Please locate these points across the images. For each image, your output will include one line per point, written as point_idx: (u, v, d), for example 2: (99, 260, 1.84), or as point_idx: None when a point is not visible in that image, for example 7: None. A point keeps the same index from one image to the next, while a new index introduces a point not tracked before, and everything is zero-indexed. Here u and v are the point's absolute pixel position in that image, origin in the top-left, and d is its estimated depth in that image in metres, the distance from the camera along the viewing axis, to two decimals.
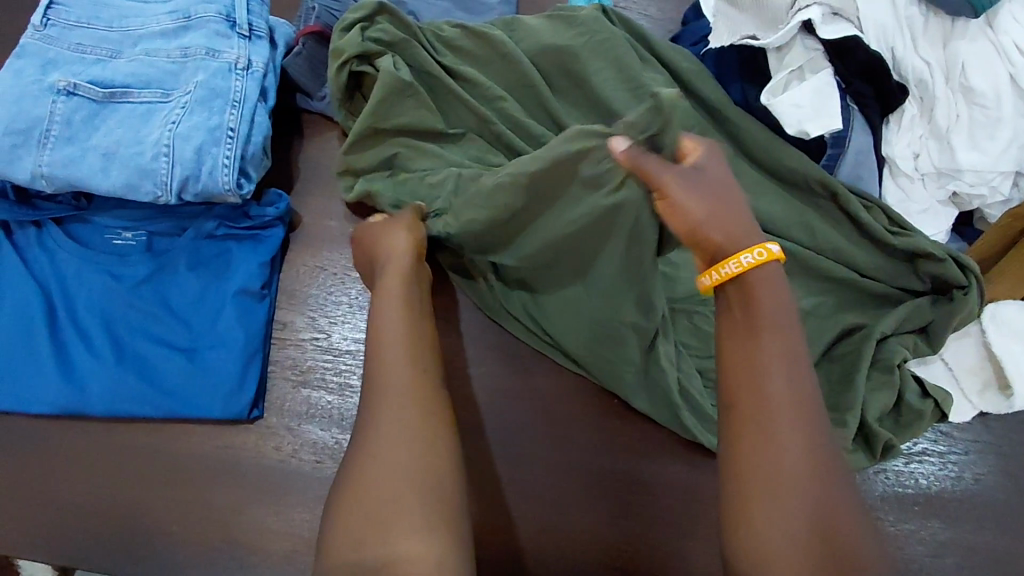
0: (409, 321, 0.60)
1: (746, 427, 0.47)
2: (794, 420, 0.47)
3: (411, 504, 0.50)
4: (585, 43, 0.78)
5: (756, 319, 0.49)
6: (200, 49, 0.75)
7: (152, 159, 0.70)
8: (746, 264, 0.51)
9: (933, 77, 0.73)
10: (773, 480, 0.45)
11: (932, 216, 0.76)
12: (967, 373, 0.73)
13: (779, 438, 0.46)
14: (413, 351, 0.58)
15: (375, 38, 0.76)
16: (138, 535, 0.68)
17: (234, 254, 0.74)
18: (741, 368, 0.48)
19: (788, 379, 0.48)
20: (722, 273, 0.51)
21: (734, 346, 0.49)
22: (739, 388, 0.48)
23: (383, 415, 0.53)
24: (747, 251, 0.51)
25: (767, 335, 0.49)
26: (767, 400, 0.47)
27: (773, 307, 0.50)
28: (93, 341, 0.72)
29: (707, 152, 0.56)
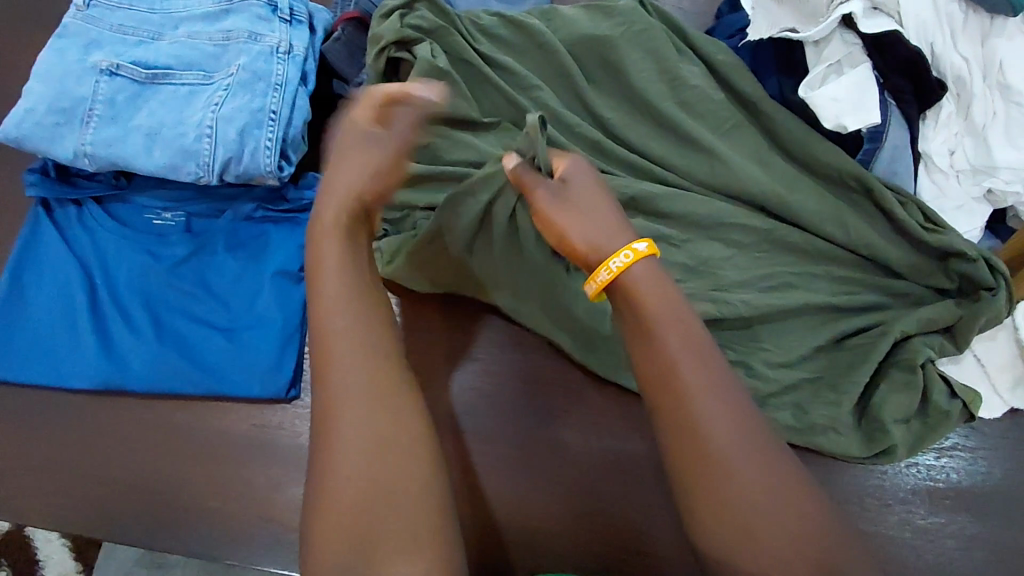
0: (353, 299, 0.53)
1: (676, 423, 0.47)
2: (718, 410, 0.47)
3: (391, 519, 0.48)
4: (623, 33, 0.78)
5: (647, 319, 0.49)
6: (242, 32, 0.75)
7: (195, 140, 0.71)
8: (616, 269, 0.51)
9: (971, 75, 0.74)
10: (718, 472, 0.45)
11: (966, 213, 0.76)
12: (999, 369, 0.72)
13: (707, 429, 0.46)
14: (375, 352, 0.52)
15: (414, 25, 0.76)
16: (176, 510, 0.69)
17: (272, 236, 0.75)
18: (659, 371, 0.48)
19: (705, 365, 0.48)
20: (597, 281, 0.52)
21: (642, 354, 0.49)
22: (656, 385, 0.48)
23: (340, 426, 0.50)
24: (615, 255, 0.52)
25: (669, 328, 0.49)
26: (687, 393, 0.47)
27: (657, 308, 0.49)
28: (132, 318, 0.73)
29: (574, 165, 0.57)
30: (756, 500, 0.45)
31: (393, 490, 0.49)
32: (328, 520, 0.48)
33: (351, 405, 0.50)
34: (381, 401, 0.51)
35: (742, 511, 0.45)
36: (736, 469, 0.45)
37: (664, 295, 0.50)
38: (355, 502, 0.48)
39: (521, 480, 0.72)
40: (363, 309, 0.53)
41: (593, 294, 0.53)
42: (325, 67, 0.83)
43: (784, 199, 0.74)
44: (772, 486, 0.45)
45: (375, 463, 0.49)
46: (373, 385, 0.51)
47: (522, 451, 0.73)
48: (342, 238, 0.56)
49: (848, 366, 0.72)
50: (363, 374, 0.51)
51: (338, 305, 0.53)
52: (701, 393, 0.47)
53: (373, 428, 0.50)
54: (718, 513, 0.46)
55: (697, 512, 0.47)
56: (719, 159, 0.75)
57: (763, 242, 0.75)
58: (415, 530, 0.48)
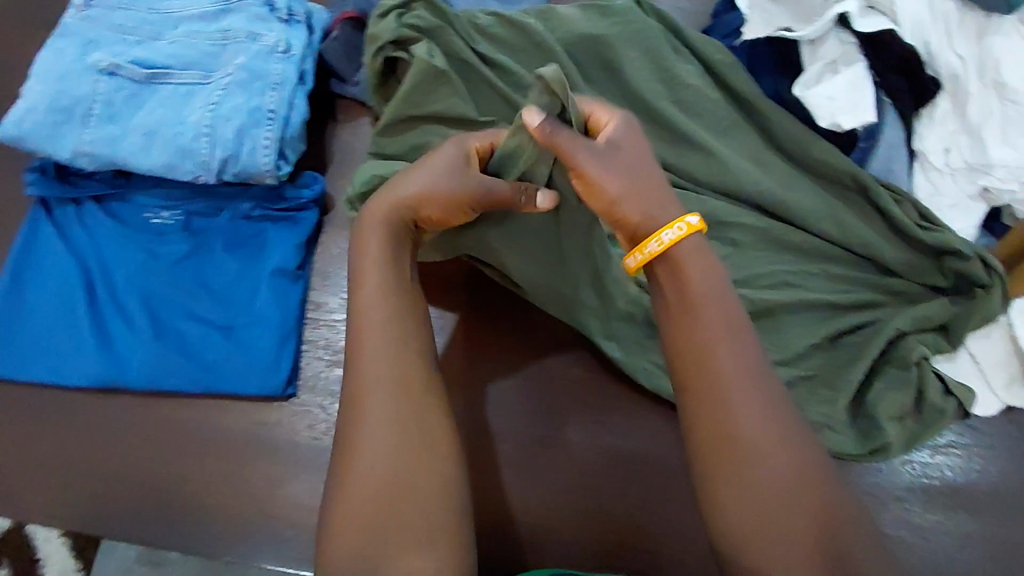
0: (390, 297, 0.57)
1: (702, 400, 0.50)
2: (745, 391, 0.49)
3: (407, 509, 0.51)
4: (619, 33, 0.78)
5: (688, 297, 0.52)
6: (241, 32, 0.76)
7: (193, 139, 0.71)
8: (668, 241, 0.52)
9: (966, 73, 0.74)
10: (740, 450, 0.48)
11: (962, 210, 0.75)
12: (994, 367, 0.72)
13: (733, 409, 0.49)
14: (405, 348, 0.55)
15: (411, 24, 0.76)
16: (175, 507, 0.69)
17: (270, 235, 0.76)
18: (690, 354, 0.51)
19: (739, 349, 0.51)
20: (646, 252, 0.53)
21: (678, 331, 0.51)
22: (685, 363, 0.51)
23: (368, 413, 0.53)
24: (668, 227, 0.53)
25: (707, 310, 0.51)
26: (718, 374, 0.50)
27: (697, 287, 0.52)
28: (131, 317, 0.73)
29: (621, 126, 0.56)
30: (770, 482, 0.47)
31: (410, 478, 0.51)
32: (347, 501, 0.51)
33: (383, 396, 0.53)
34: (408, 393, 0.54)
35: (757, 489, 0.47)
36: (754, 450, 0.48)
37: (705, 277, 0.52)
38: (376, 486, 0.51)
39: (518, 476, 0.72)
40: (400, 309, 0.57)
41: (636, 265, 0.54)
42: (323, 67, 0.83)
43: (779, 197, 0.75)
44: (787, 469, 0.48)
45: (398, 452, 0.52)
46: (400, 378, 0.54)
47: (521, 449, 0.73)
48: (384, 241, 0.59)
49: (844, 364, 0.72)
50: (393, 367, 0.54)
51: (378, 301, 0.56)
52: (731, 376, 0.49)
53: (397, 418, 0.53)
54: (732, 493, 0.48)
55: (710, 487, 0.49)
56: (714, 157, 0.76)
57: (759, 240, 0.75)
58: (425, 517, 0.51)
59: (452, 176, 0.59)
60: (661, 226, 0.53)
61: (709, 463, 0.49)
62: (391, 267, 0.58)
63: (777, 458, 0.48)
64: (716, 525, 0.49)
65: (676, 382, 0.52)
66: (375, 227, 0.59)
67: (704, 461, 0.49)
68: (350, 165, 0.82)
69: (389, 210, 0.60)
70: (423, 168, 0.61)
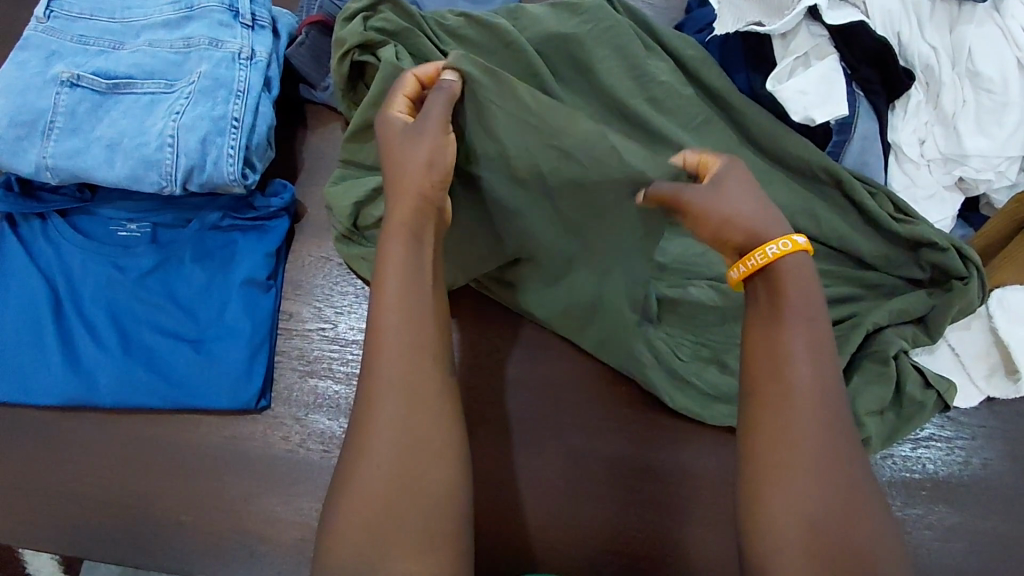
0: (409, 299, 0.54)
1: (770, 404, 0.50)
2: (812, 410, 0.50)
3: (403, 520, 0.49)
4: (590, 30, 0.77)
5: (778, 309, 0.52)
6: (203, 39, 0.74)
7: (156, 149, 0.70)
8: (771, 255, 0.53)
9: (939, 62, 0.72)
10: (782, 464, 0.49)
11: (937, 202, 0.75)
12: (972, 358, 0.73)
13: (797, 422, 0.50)
14: (416, 351, 0.54)
15: (378, 28, 0.75)
16: (148, 524, 0.68)
17: (240, 246, 0.74)
18: (770, 359, 0.51)
19: (806, 362, 0.51)
20: (749, 265, 0.54)
21: (760, 338, 0.52)
22: (762, 374, 0.52)
23: (382, 418, 0.51)
24: (773, 242, 0.53)
25: (797, 325, 0.52)
26: (793, 389, 0.50)
27: (794, 298, 0.52)
28: (99, 332, 0.72)
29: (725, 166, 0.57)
30: (803, 509, 0.48)
31: (416, 487, 0.50)
32: (355, 503, 0.50)
33: (393, 401, 0.52)
34: (418, 398, 0.53)
35: (798, 497, 0.48)
36: (795, 463, 0.49)
37: (806, 290, 0.52)
38: (378, 496, 0.50)
39: (498, 484, 0.71)
40: (416, 310, 0.55)
41: (739, 277, 0.55)
42: (290, 73, 0.82)
43: None
44: (817, 481, 0.48)
45: (405, 458, 0.51)
46: (408, 384, 0.53)
47: (503, 455, 0.72)
48: (409, 241, 0.56)
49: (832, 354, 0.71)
50: (408, 372, 0.53)
51: (394, 302, 0.54)
52: (771, 395, 0.51)
53: (406, 427, 0.52)
54: (784, 501, 0.48)
55: (751, 498, 0.50)
56: None
57: None
58: (426, 530, 0.50)
59: (409, 130, 0.58)
60: (765, 241, 0.54)
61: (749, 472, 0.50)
62: (413, 263, 0.56)
63: (805, 477, 0.48)
64: (752, 532, 0.49)
65: (748, 383, 0.52)
66: (394, 228, 0.56)
67: (753, 463, 0.50)
68: (321, 172, 0.81)
69: (411, 200, 0.57)
70: (394, 146, 0.58)
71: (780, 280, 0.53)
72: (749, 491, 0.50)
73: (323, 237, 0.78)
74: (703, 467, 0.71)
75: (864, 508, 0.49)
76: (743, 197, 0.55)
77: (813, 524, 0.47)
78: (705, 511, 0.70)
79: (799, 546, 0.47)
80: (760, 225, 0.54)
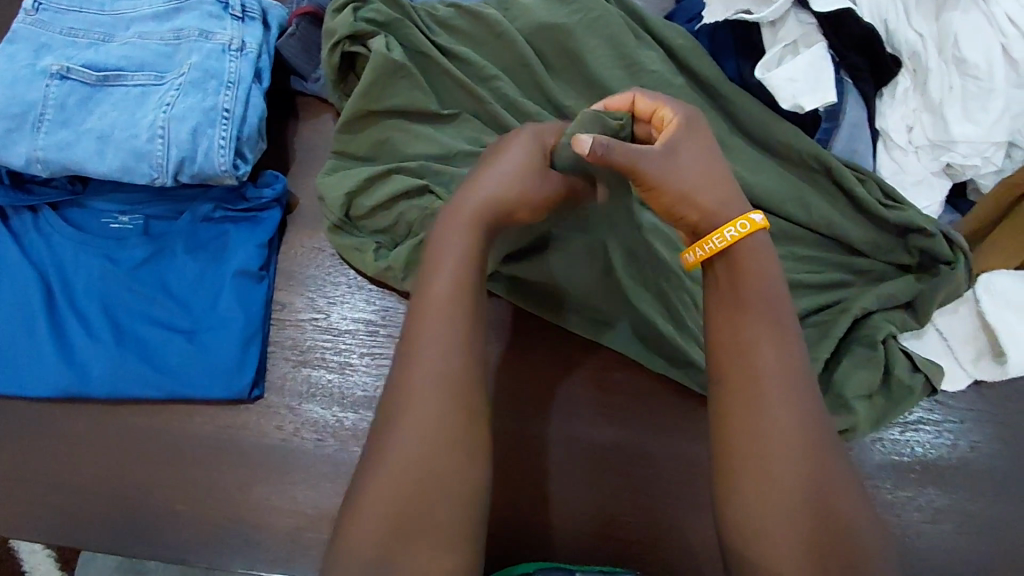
0: (457, 299, 0.54)
1: (738, 388, 0.51)
2: (781, 392, 0.50)
3: (414, 522, 0.49)
4: (580, 21, 0.77)
5: (743, 296, 0.53)
6: (193, 31, 0.74)
7: (147, 141, 0.70)
8: (729, 238, 0.54)
9: (926, 49, 0.73)
10: (759, 448, 0.49)
11: (926, 187, 0.75)
12: (961, 342, 0.73)
13: (768, 408, 0.50)
14: (449, 349, 0.53)
15: (368, 18, 0.75)
16: (143, 514, 0.68)
17: (232, 237, 0.74)
18: (734, 344, 0.52)
19: (771, 346, 0.52)
20: (708, 249, 0.55)
21: (725, 321, 0.53)
22: (729, 357, 0.52)
23: (415, 405, 0.52)
24: (731, 225, 0.55)
25: (754, 312, 0.53)
26: (760, 374, 0.51)
27: (753, 283, 0.54)
28: (91, 325, 0.72)
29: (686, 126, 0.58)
30: (774, 491, 0.49)
31: (439, 475, 0.50)
32: (369, 499, 0.50)
33: (422, 396, 0.52)
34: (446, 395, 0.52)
35: (773, 481, 0.48)
36: (766, 445, 0.49)
37: (765, 275, 0.54)
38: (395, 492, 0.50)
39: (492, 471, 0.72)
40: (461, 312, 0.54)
41: (697, 260, 0.56)
42: (281, 65, 0.82)
43: (745, 178, 0.74)
44: (794, 467, 0.49)
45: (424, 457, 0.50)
46: (438, 381, 0.52)
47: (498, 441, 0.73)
48: (468, 252, 0.56)
49: (819, 338, 0.71)
50: (442, 363, 0.52)
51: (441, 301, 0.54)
52: (732, 379, 0.52)
53: (436, 417, 0.51)
54: (753, 483, 0.49)
55: (726, 483, 0.50)
56: None
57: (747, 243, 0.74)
58: (451, 517, 0.50)
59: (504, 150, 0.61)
60: (722, 222, 0.56)
61: (726, 455, 0.51)
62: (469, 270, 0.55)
63: (782, 460, 0.49)
64: (727, 515, 0.50)
65: (716, 368, 0.53)
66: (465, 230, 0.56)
67: (726, 446, 0.51)
68: (312, 163, 0.81)
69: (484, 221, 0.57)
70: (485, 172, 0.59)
71: (739, 261, 0.54)
72: (723, 474, 0.51)
73: (315, 228, 0.78)
74: (694, 452, 0.72)
75: (846, 486, 0.50)
76: (697, 167, 0.56)
77: (793, 505, 0.48)
78: (696, 496, 0.71)
79: (776, 531, 0.48)
80: (721, 211, 0.56)
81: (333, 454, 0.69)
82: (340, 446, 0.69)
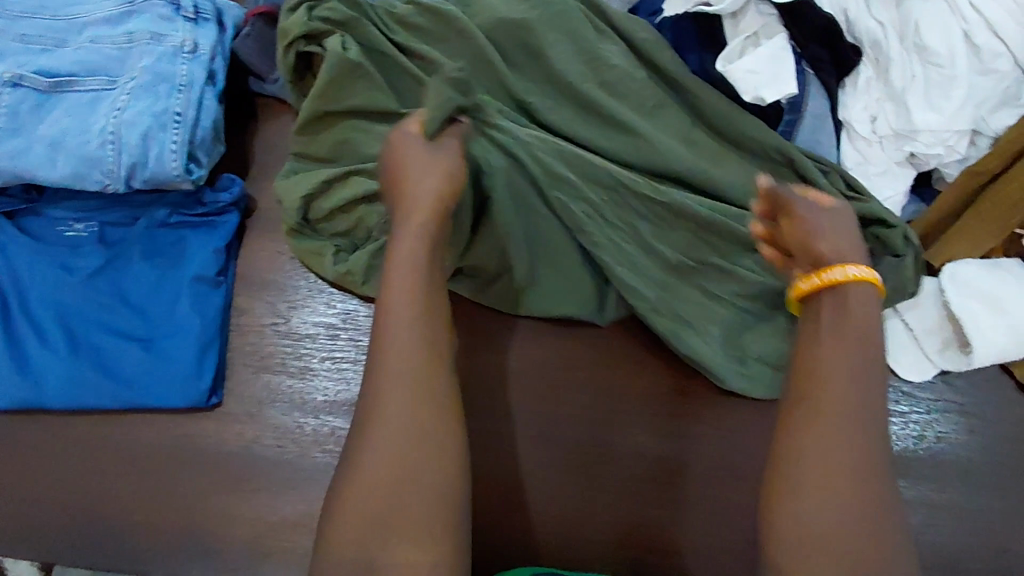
0: (420, 297, 0.56)
1: (808, 413, 0.54)
2: (849, 425, 0.52)
3: (400, 520, 0.50)
4: (540, 16, 0.76)
5: (843, 327, 0.56)
6: (145, 34, 0.73)
7: (98, 148, 0.69)
8: (850, 274, 0.59)
9: (887, 38, 0.72)
10: (816, 468, 0.51)
11: (890, 178, 0.75)
12: (927, 332, 0.73)
13: (832, 434, 0.52)
14: (421, 348, 0.54)
15: (323, 17, 0.74)
16: (102, 526, 0.67)
17: (190, 242, 0.73)
18: (805, 370, 0.56)
19: (855, 379, 0.54)
20: (823, 278, 0.60)
21: (819, 350, 0.56)
22: (808, 383, 0.55)
23: (384, 399, 0.53)
24: (854, 266, 0.59)
25: (845, 349, 0.55)
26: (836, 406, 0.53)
27: (858, 324, 0.57)
28: (46, 335, 0.70)
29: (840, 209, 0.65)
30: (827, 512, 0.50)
31: (415, 468, 0.51)
32: (348, 499, 0.51)
33: (396, 395, 0.53)
34: (426, 391, 0.53)
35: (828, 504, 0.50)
36: (827, 467, 0.51)
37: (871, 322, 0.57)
38: (374, 489, 0.51)
39: None
40: (425, 308, 0.56)
41: (809, 286, 0.60)
42: (237, 66, 0.81)
43: (707, 174, 0.74)
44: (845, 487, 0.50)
45: (402, 454, 0.51)
46: (415, 380, 0.53)
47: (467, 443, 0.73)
48: (422, 248, 0.58)
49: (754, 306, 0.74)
50: (409, 356, 0.54)
51: (403, 297, 0.56)
52: (813, 404, 0.54)
53: (410, 412, 0.53)
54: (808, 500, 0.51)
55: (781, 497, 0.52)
56: (642, 139, 0.74)
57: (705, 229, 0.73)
58: (430, 515, 0.51)
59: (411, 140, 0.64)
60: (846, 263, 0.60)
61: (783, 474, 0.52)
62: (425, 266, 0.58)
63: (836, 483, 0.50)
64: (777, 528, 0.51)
65: (797, 396, 0.55)
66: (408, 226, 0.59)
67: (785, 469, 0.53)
68: (272, 166, 0.80)
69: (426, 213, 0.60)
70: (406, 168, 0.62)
71: (845, 299, 0.58)
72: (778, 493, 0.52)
73: (275, 232, 0.77)
74: (661, 451, 0.73)
75: (866, 499, 0.50)
76: (834, 231, 0.62)
77: (837, 520, 0.50)
78: (663, 494, 0.72)
79: (822, 546, 0.49)
80: (833, 258, 0.60)
81: (295, 460, 0.69)
82: (302, 452, 0.69)
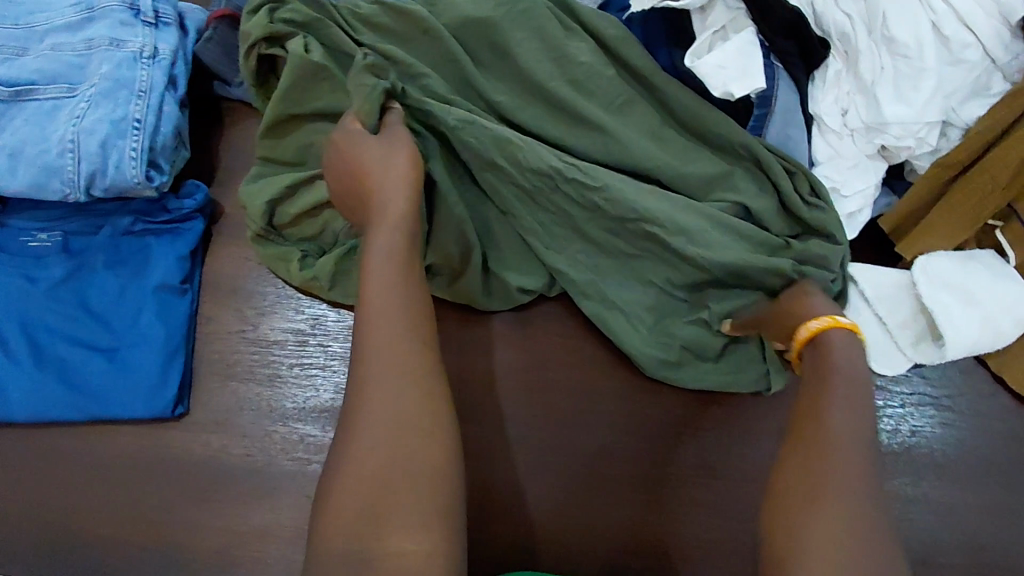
0: (398, 286, 0.57)
1: (812, 445, 0.53)
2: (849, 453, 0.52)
3: (396, 509, 0.49)
4: (506, 13, 0.74)
5: (824, 371, 0.57)
6: (104, 40, 0.72)
7: (58, 156, 0.68)
8: (814, 327, 0.60)
9: (855, 30, 0.71)
10: (813, 487, 0.51)
11: (861, 171, 0.74)
12: (900, 326, 0.73)
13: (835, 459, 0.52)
14: (405, 334, 0.54)
15: (285, 19, 0.72)
16: (68, 540, 0.67)
17: (154, 250, 0.73)
18: (799, 414, 0.56)
19: (849, 411, 0.54)
20: (796, 340, 0.61)
21: (808, 390, 0.57)
22: (807, 416, 0.55)
23: (370, 386, 0.52)
24: (815, 318, 0.61)
25: (838, 385, 0.56)
26: (836, 435, 0.53)
27: (840, 365, 0.57)
28: (9, 347, 0.69)
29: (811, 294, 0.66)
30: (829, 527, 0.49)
31: (405, 453, 0.50)
32: (340, 494, 0.49)
33: (383, 382, 0.52)
34: (414, 374, 0.53)
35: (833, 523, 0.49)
36: (831, 482, 0.50)
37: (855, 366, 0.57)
38: (366, 477, 0.50)
39: None
40: (406, 295, 0.57)
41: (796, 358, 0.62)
42: (202, 70, 0.80)
43: (676, 169, 0.73)
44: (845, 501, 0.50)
45: (393, 440, 0.51)
46: (403, 365, 0.53)
47: None
48: (397, 236, 0.59)
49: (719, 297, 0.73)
50: (394, 341, 0.54)
51: (382, 286, 0.56)
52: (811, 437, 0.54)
53: (397, 406, 0.52)
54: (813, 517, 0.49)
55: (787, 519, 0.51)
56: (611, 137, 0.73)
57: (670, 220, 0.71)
58: (428, 501, 0.50)
59: (383, 144, 0.65)
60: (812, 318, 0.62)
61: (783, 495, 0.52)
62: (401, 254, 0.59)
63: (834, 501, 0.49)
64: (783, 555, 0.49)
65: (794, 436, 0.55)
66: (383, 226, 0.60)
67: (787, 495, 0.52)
68: (239, 171, 0.79)
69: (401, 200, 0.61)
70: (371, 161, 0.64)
71: (824, 348, 0.58)
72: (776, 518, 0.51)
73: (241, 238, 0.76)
74: (633, 451, 0.72)
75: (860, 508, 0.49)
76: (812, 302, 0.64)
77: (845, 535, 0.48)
78: (637, 495, 0.71)
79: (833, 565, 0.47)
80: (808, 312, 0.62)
81: (263, 469, 0.68)
82: (271, 459, 0.68)
